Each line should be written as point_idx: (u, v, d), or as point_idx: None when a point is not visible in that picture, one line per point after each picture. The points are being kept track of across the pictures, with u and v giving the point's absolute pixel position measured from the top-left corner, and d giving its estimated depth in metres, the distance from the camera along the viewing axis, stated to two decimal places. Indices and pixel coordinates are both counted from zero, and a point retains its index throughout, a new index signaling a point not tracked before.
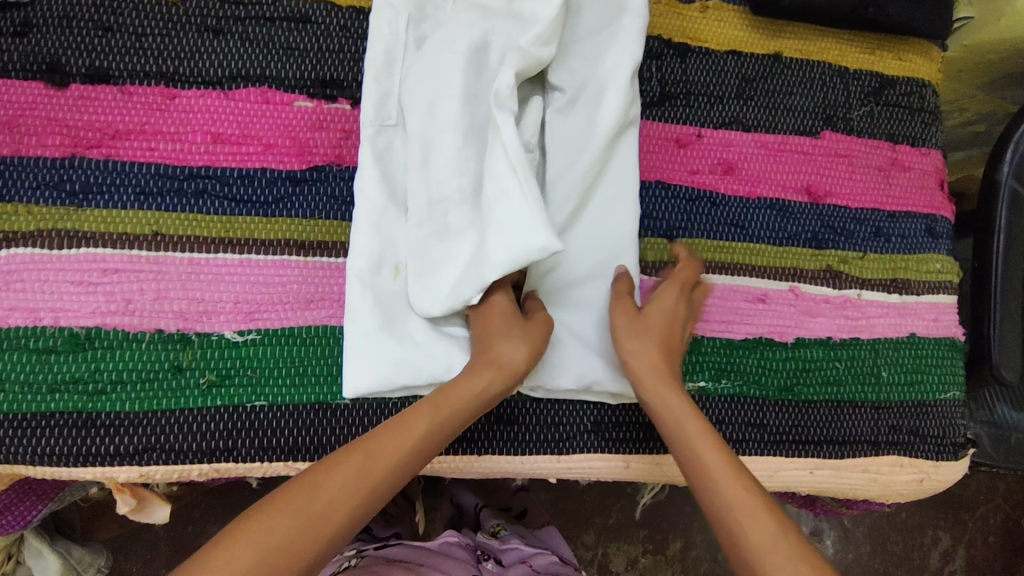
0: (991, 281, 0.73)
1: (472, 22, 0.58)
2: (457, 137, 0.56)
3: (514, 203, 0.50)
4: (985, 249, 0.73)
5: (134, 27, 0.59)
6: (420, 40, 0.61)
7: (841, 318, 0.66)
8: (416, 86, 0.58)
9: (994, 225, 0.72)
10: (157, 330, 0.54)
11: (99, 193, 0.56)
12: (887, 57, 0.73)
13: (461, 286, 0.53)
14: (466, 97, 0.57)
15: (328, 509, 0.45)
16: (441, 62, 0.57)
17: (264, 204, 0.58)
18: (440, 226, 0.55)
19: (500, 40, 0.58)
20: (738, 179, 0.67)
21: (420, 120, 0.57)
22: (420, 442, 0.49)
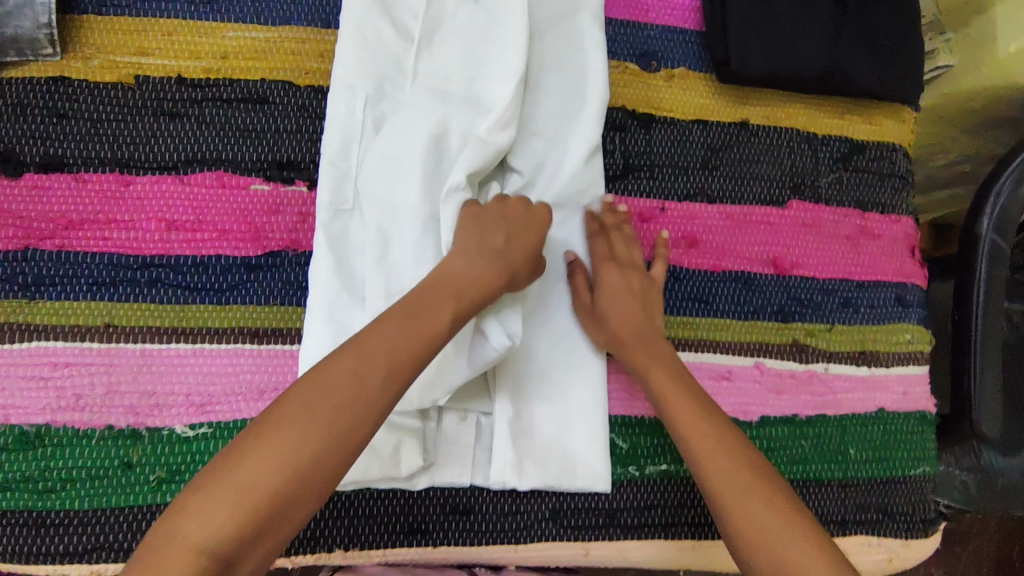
0: (970, 337, 0.71)
1: (431, 108, 0.59)
2: (417, 224, 0.56)
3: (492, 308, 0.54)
4: (964, 303, 0.72)
5: (88, 113, 0.58)
6: (379, 123, 0.61)
7: (808, 394, 0.65)
8: (376, 173, 0.58)
9: (976, 275, 0.71)
10: (107, 426, 0.54)
11: (52, 284, 0.55)
12: (856, 121, 0.72)
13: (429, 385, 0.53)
14: (426, 183, 0.57)
15: (357, 422, 0.45)
16: (402, 147, 0.58)
17: (218, 291, 0.57)
18: None
19: (460, 126, 0.59)
20: (702, 252, 0.66)
21: (379, 205, 0.57)
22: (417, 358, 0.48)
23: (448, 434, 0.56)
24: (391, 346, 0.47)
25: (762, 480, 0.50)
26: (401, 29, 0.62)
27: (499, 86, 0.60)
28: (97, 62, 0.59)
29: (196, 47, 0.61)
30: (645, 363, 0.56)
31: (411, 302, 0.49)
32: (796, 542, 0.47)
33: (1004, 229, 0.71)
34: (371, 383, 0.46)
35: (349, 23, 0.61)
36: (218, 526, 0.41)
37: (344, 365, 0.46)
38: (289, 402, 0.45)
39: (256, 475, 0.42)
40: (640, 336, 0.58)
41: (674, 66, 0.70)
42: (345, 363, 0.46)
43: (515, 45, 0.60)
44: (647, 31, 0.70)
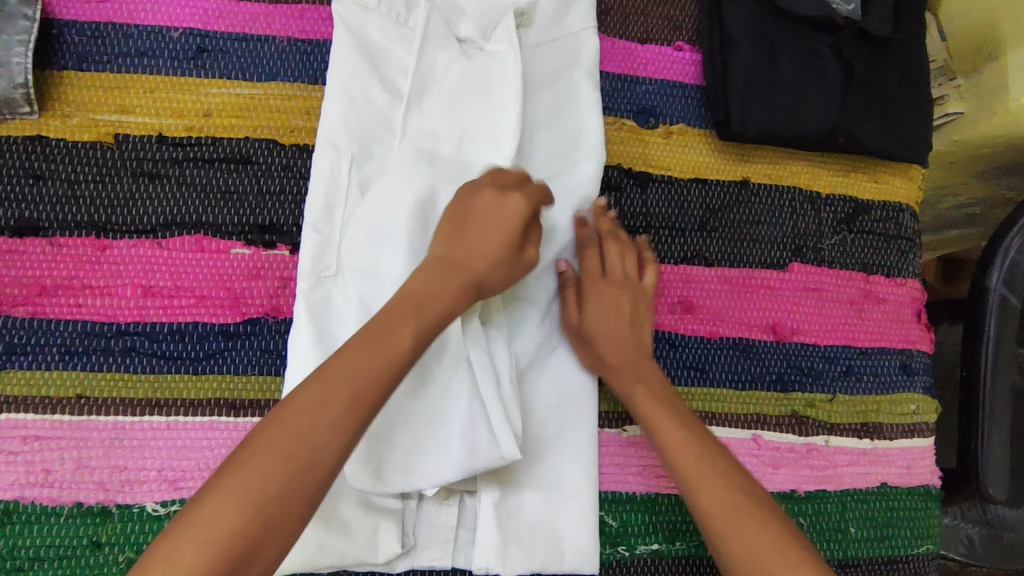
0: (978, 396, 0.69)
1: (414, 172, 0.56)
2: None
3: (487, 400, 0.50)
4: (973, 355, 0.69)
5: (66, 173, 0.57)
6: (364, 185, 0.59)
7: (808, 468, 0.63)
8: (361, 241, 0.56)
9: (983, 332, 0.69)
10: (76, 503, 0.52)
11: (22, 353, 0.54)
12: (861, 180, 0.70)
13: (418, 472, 0.51)
14: (410, 252, 0.55)
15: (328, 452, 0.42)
16: (384, 211, 0.56)
17: (195, 360, 0.55)
18: None
19: (446, 191, 0.57)
20: (698, 318, 0.64)
21: (362, 275, 0.55)
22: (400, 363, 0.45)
23: (429, 515, 0.54)
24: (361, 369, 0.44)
25: (756, 502, 0.49)
26: (390, 88, 0.61)
27: (490, 150, 0.58)
28: (75, 121, 0.58)
29: (178, 104, 0.60)
30: (634, 390, 0.55)
31: (428, 288, 0.48)
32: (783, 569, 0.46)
33: (1015, 284, 0.68)
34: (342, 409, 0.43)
35: (336, 81, 0.60)
36: (188, 570, 0.38)
37: (315, 393, 0.43)
38: (257, 437, 0.42)
39: (216, 520, 0.39)
40: (629, 360, 0.57)
41: (672, 123, 0.68)
42: (314, 391, 0.43)
43: (509, 108, 0.59)
44: (645, 85, 0.68)
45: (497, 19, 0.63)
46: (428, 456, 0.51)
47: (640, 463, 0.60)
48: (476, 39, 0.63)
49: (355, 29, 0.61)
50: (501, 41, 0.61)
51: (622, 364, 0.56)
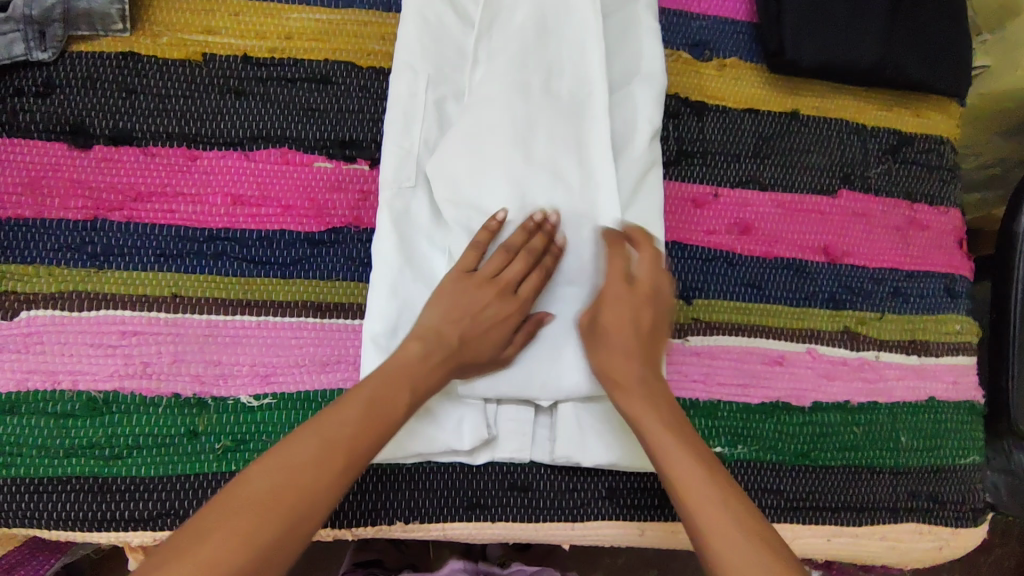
0: (1007, 333, 0.67)
1: (501, 96, 0.60)
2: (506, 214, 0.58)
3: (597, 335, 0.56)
4: (1003, 301, 0.67)
5: (157, 89, 0.59)
6: (446, 111, 0.62)
7: (860, 381, 0.66)
8: (452, 156, 0.58)
9: (1014, 276, 0.66)
10: (174, 394, 0.54)
11: (120, 254, 0.56)
12: (905, 113, 0.73)
13: (521, 380, 0.55)
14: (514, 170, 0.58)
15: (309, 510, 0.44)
16: (481, 131, 0.59)
17: (282, 265, 0.58)
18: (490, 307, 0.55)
19: (543, 122, 0.60)
20: (754, 239, 0.67)
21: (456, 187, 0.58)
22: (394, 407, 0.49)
23: (510, 411, 0.56)
24: (344, 418, 0.47)
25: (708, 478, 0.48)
26: (463, 15, 0.63)
27: (578, 84, 0.62)
28: (165, 39, 0.60)
29: (261, 27, 0.62)
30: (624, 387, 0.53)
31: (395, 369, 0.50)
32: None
33: None
34: (330, 467, 0.45)
35: (411, 7, 0.62)
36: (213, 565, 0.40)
37: (300, 453, 0.45)
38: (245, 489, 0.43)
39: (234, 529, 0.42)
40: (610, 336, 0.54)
41: (726, 56, 0.71)
42: (305, 450, 0.45)
43: (593, 45, 0.62)
44: (699, 21, 0.71)
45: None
46: (536, 370, 0.55)
47: (701, 371, 0.63)
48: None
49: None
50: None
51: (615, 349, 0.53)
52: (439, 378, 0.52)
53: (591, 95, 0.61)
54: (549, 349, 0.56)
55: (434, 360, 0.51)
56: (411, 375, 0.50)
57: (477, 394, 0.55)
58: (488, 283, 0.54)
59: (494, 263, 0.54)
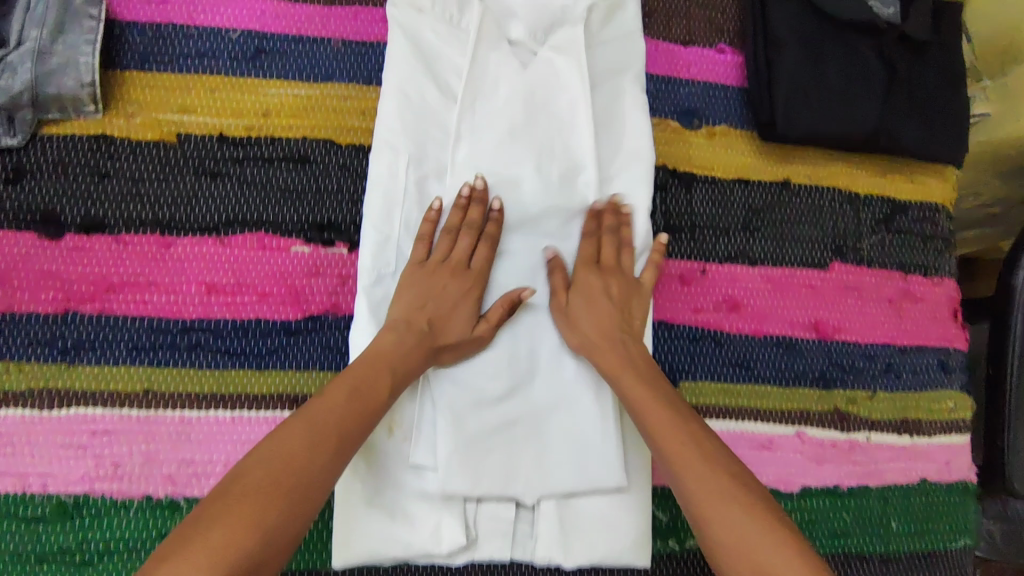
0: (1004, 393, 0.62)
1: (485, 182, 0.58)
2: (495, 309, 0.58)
3: (579, 430, 0.56)
4: (1000, 352, 0.63)
5: (130, 173, 0.58)
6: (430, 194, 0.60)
7: (850, 464, 0.64)
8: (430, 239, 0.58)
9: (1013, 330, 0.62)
10: (146, 496, 0.53)
11: (92, 348, 0.55)
12: (899, 180, 0.71)
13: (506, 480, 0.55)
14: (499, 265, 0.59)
15: (310, 479, 0.45)
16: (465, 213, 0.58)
17: (258, 356, 0.57)
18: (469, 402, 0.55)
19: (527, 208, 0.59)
20: (743, 316, 0.65)
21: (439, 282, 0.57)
22: (379, 400, 0.51)
23: (490, 509, 0.56)
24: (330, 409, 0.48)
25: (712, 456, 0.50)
26: (445, 89, 0.62)
27: (566, 166, 0.60)
28: (138, 120, 0.59)
29: (238, 104, 0.60)
30: (616, 366, 0.55)
31: (358, 370, 0.51)
32: (753, 522, 0.46)
33: None
34: (321, 448, 0.47)
35: (392, 84, 0.60)
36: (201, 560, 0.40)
37: (294, 440, 0.46)
38: (245, 481, 0.44)
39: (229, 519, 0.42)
40: (611, 344, 0.56)
41: (716, 124, 0.69)
42: (292, 437, 0.46)
43: (582, 127, 0.61)
44: (688, 87, 0.69)
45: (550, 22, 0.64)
46: (518, 468, 0.55)
47: None
48: (528, 43, 0.63)
49: (409, 32, 0.62)
50: (560, 49, 0.62)
51: (609, 347, 0.56)
52: (419, 364, 0.53)
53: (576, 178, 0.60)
54: (532, 448, 0.55)
55: (413, 343, 0.53)
56: (390, 358, 0.52)
57: (459, 495, 0.54)
58: (442, 265, 0.57)
59: (459, 249, 0.57)
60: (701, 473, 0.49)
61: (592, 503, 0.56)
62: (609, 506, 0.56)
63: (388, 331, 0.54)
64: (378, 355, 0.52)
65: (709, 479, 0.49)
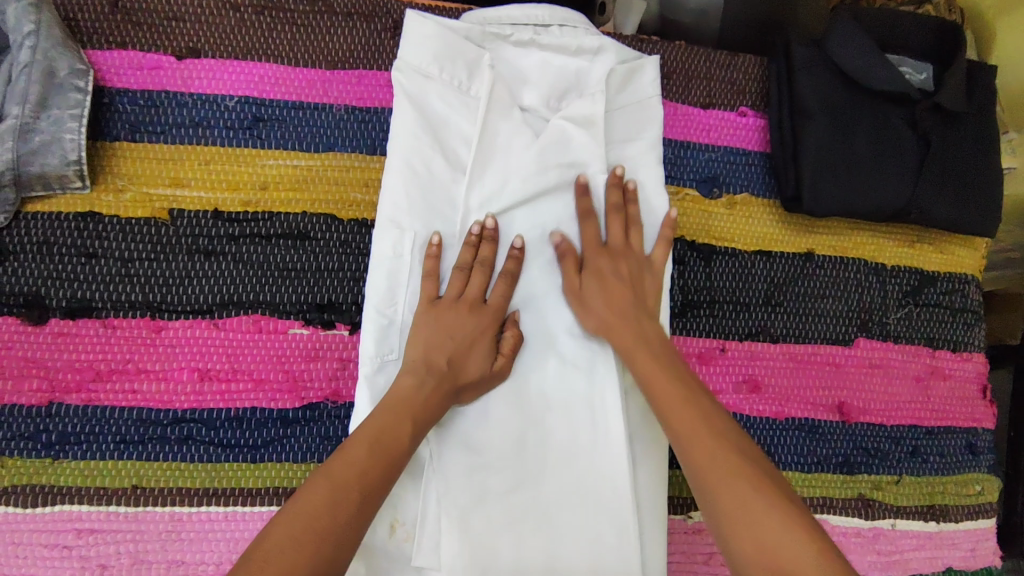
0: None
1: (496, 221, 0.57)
2: (501, 400, 0.55)
3: (590, 525, 0.54)
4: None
5: (119, 252, 0.55)
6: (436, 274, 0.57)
7: (874, 553, 0.61)
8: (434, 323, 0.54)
9: None
10: None
11: (76, 443, 0.52)
12: (926, 250, 0.68)
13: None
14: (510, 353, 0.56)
15: (337, 538, 0.42)
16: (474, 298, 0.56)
17: (253, 448, 0.54)
18: (473, 496, 0.53)
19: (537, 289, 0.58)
20: (764, 398, 0.62)
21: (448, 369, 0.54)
22: (403, 445, 0.48)
23: None
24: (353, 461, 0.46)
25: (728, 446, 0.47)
26: (453, 161, 0.59)
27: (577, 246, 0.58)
28: (129, 195, 0.56)
29: (234, 176, 0.57)
30: (633, 351, 0.54)
31: (377, 422, 0.48)
32: (757, 497, 0.44)
33: None
34: (345, 504, 0.44)
35: (398, 155, 0.57)
36: None
37: (318, 496, 0.43)
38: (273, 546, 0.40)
39: None
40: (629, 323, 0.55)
41: (736, 192, 0.66)
42: (317, 491, 0.43)
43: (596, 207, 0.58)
44: (707, 153, 0.66)
45: (563, 87, 0.62)
46: (527, 567, 0.53)
47: None
48: (541, 111, 0.61)
49: (416, 98, 0.58)
50: (575, 119, 0.60)
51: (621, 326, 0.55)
52: (442, 406, 0.51)
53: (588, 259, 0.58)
54: (541, 544, 0.53)
55: (432, 383, 0.51)
56: (410, 403, 0.50)
57: None
58: (454, 304, 0.55)
59: (472, 288, 0.55)
60: (713, 457, 0.47)
61: None
62: None
63: (406, 372, 0.52)
64: (396, 399, 0.50)
65: (719, 459, 0.46)
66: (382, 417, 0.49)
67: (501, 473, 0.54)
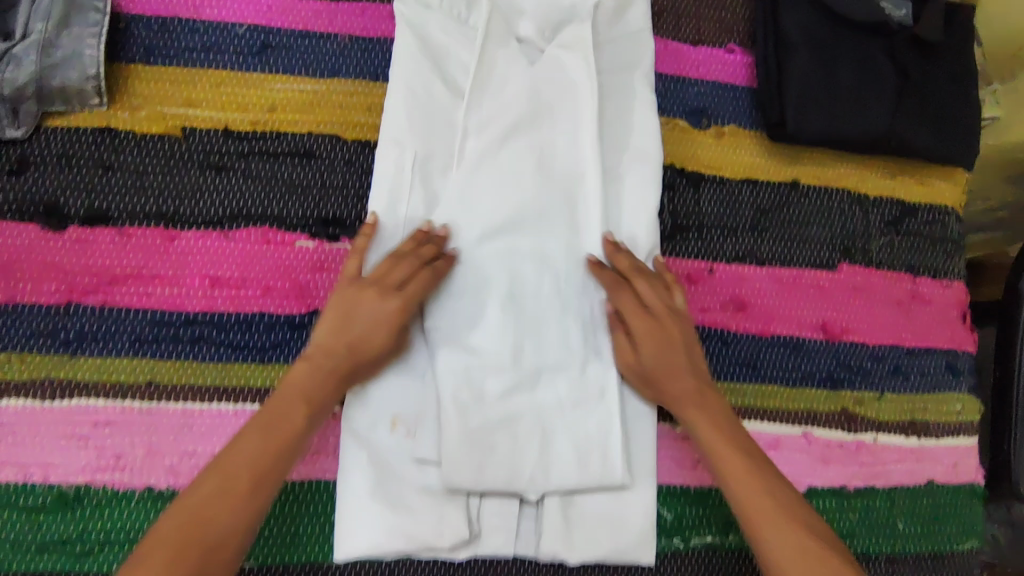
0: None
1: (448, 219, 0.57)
2: (495, 305, 0.56)
3: (584, 422, 0.56)
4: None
5: (134, 165, 0.58)
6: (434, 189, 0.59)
7: (857, 464, 0.64)
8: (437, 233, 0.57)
9: None
10: (147, 488, 0.53)
11: (93, 340, 0.54)
12: (908, 183, 0.70)
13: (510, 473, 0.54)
14: (504, 262, 0.57)
15: (211, 532, 0.46)
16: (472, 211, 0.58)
17: (261, 349, 0.57)
18: (471, 394, 0.55)
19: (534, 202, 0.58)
20: (750, 316, 0.65)
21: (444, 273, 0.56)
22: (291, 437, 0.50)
23: (492, 504, 0.55)
24: (240, 454, 0.49)
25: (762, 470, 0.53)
26: (452, 86, 0.61)
27: (570, 163, 0.60)
28: (144, 113, 0.59)
29: (242, 99, 0.60)
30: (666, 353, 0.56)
31: (268, 410, 0.51)
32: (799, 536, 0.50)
33: None
34: (228, 499, 0.47)
35: (399, 79, 0.60)
36: None
37: (208, 491, 0.47)
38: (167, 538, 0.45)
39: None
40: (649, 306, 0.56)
41: (724, 123, 0.68)
42: (206, 486, 0.47)
43: (587, 132, 0.60)
44: (697, 86, 0.69)
45: (557, 20, 0.63)
46: (523, 461, 0.55)
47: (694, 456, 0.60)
48: (535, 41, 0.62)
49: (416, 25, 0.61)
50: (571, 47, 0.61)
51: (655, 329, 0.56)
52: (332, 390, 0.52)
53: (581, 176, 0.59)
54: (536, 440, 0.55)
55: (322, 368, 0.52)
56: (303, 389, 0.51)
57: (464, 487, 0.54)
58: (368, 288, 0.54)
59: (395, 273, 0.54)
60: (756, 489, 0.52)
61: (594, 497, 0.56)
62: (614, 500, 0.56)
63: (303, 367, 0.52)
64: (283, 396, 0.51)
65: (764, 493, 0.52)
66: (275, 402, 0.51)
67: (498, 374, 0.55)
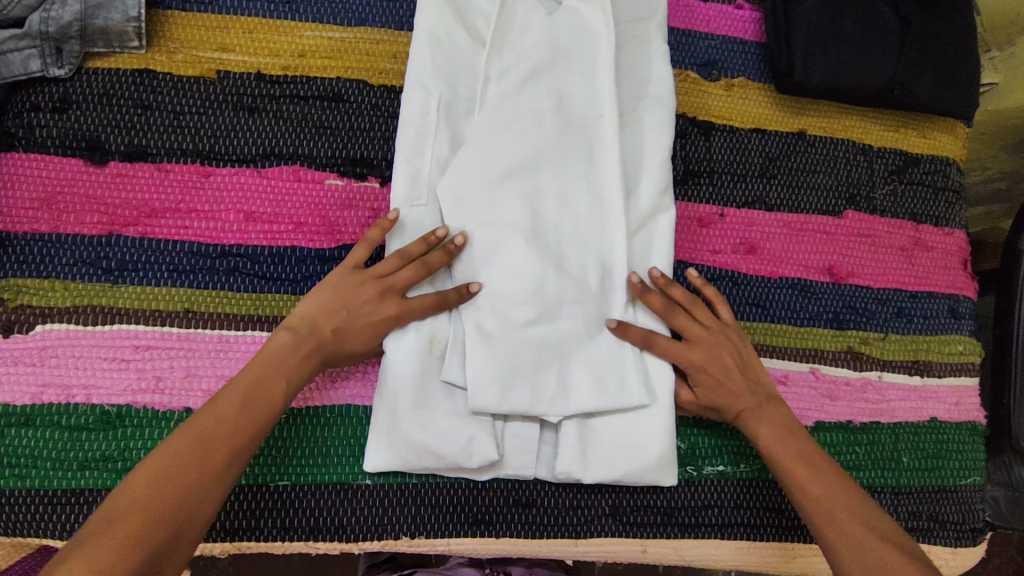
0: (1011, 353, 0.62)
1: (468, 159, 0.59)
2: (519, 237, 0.58)
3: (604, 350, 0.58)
4: (1005, 316, 0.63)
5: (171, 105, 0.60)
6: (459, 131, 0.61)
7: (862, 401, 0.67)
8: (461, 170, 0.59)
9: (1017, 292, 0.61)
10: (186, 409, 0.56)
11: (134, 269, 0.57)
12: (911, 134, 0.72)
13: (534, 397, 0.56)
14: (527, 199, 0.59)
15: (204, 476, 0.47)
16: (495, 151, 0.59)
17: (294, 281, 0.59)
18: (497, 323, 0.56)
19: (554, 143, 0.60)
20: (760, 259, 0.67)
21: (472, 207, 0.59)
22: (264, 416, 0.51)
23: (515, 427, 0.58)
24: (223, 417, 0.49)
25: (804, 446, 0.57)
26: (474, 33, 0.63)
27: (589, 107, 0.61)
28: (180, 57, 0.61)
29: (274, 45, 0.62)
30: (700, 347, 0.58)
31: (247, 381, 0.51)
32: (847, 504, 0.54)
33: None
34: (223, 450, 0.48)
35: (422, 25, 0.61)
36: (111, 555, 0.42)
37: (205, 440, 0.48)
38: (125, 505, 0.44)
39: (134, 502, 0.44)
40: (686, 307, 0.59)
41: (734, 76, 0.71)
42: (204, 429, 0.49)
43: (604, 78, 0.61)
44: (708, 40, 0.71)
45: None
46: (546, 388, 0.57)
47: None
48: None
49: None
50: None
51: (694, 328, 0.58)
52: (311, 370, 0.54)
53: (601, 119, 0.61)
54: (558, 368, 0.57)
55: (308, 350, 0.53)
56: (284, 367, 0.52)
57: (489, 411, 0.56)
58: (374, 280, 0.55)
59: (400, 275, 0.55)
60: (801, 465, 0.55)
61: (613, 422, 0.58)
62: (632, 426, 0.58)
63: (285, 334, 0.53)
64: (263, 366, 0.52)
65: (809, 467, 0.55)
66: (257, 383, 0.51)
67: (523, 304, 0.57)
